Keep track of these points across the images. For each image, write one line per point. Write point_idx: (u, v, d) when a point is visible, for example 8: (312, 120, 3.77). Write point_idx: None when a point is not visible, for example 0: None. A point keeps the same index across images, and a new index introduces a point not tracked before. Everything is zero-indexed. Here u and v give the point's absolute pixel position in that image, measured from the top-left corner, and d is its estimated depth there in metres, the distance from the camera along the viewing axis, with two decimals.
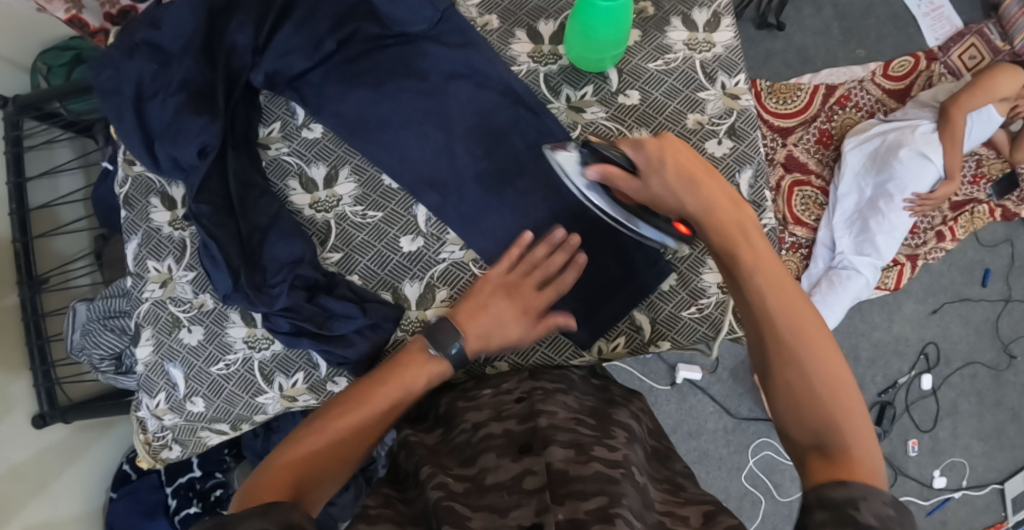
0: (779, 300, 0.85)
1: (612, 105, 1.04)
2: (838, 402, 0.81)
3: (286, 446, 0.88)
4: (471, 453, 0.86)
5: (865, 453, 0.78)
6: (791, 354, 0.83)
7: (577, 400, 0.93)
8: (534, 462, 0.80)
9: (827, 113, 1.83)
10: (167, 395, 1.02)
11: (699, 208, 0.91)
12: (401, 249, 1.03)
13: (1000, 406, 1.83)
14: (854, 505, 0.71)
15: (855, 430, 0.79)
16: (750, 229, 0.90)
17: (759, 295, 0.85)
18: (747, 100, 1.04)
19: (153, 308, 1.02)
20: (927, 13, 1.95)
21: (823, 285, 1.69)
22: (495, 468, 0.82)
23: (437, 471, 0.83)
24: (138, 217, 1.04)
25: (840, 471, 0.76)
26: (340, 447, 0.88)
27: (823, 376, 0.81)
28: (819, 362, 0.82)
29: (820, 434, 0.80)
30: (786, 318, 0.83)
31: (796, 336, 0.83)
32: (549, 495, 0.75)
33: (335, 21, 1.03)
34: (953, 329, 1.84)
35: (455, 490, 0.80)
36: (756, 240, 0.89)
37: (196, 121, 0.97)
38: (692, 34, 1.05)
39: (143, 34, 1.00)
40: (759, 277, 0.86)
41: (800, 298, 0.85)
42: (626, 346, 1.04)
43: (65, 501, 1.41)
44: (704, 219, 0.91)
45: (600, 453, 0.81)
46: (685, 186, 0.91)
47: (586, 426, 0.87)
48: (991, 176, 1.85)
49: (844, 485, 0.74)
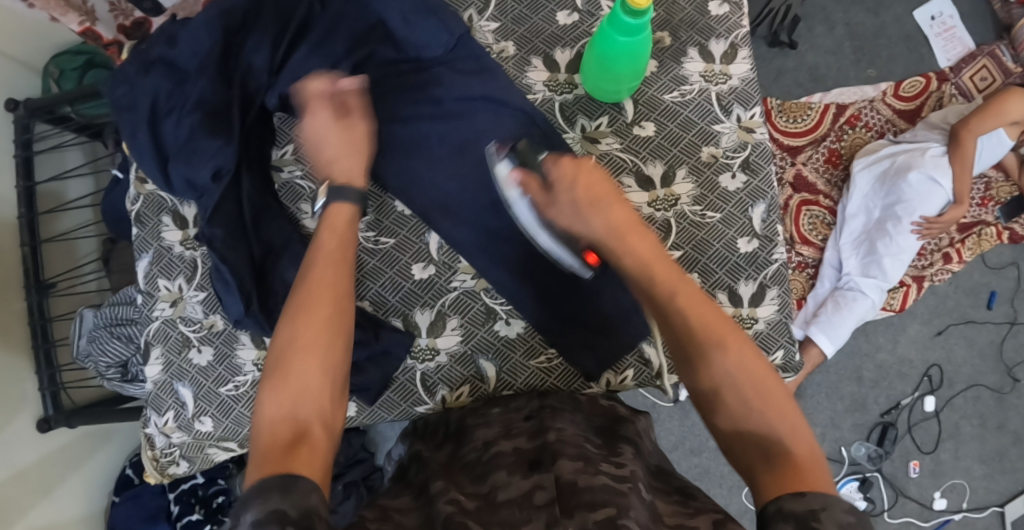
0: (691, 314, 0.86)
1: (627, 136, 1.04)
2: (773, 414, 0.80)
3: (268, 366, 0.83)
4: (483, 471, 0.86)
5: (811, 458, 0.77)
6: (715, 364, 0.83)
7: (585, 419, 0.94)
8: (544, 478, 0.80)
9: (837, 132, 1.83)
10: (175, 414, 1.02)
11: (605, 228, 0.92)
12: (413, 277, 1.03)
13: (1002, 429, 1.83)
14: (816, 517, 0.69)
15: (797, 434, 0.79)
16: (656, 248, 0.91)
17: (671, 306, 0.87)
18: (762, 134, 1.04)
19: (163, 327, 1.02)
20: (938, 34, 1.94)
21: (829, 307, 1.69)
22: (506, 485, 0.81)
23: (449, 487, 0.83)
24: (150, 236, 1.04)
25: (798, 482, 0.74)
26: (320, 363, 0.83)
27: (755, 390, 0.81)
28: (738, 369, 0.82)
29: (764, 445, 0.79)
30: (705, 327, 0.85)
31: (709, 340, 0.84)
32: (560, 508, 0.75)
33: (353, 42, 1.03)
34: (957, 351, 1.84)
35: (467, 506, 0.79)
36: (662, 257, 0.91)
37: (212, 142, 0.98)
38: (708, 66, 1.05)
39: (158, 51, 1.00)
40: (672, 291, 0.87)
41: (709, 305, 0.86)
42: (635, 379, 1.04)
43: (68, 503, 1.41)
44: (613, 241, 0.92)
45: (607, 468, 0.81)
46: (588, 206, 0.92)
47: (593, 444, 0.88)
48: (999, 198, 1.85)
49: (802, 497, 0.71)
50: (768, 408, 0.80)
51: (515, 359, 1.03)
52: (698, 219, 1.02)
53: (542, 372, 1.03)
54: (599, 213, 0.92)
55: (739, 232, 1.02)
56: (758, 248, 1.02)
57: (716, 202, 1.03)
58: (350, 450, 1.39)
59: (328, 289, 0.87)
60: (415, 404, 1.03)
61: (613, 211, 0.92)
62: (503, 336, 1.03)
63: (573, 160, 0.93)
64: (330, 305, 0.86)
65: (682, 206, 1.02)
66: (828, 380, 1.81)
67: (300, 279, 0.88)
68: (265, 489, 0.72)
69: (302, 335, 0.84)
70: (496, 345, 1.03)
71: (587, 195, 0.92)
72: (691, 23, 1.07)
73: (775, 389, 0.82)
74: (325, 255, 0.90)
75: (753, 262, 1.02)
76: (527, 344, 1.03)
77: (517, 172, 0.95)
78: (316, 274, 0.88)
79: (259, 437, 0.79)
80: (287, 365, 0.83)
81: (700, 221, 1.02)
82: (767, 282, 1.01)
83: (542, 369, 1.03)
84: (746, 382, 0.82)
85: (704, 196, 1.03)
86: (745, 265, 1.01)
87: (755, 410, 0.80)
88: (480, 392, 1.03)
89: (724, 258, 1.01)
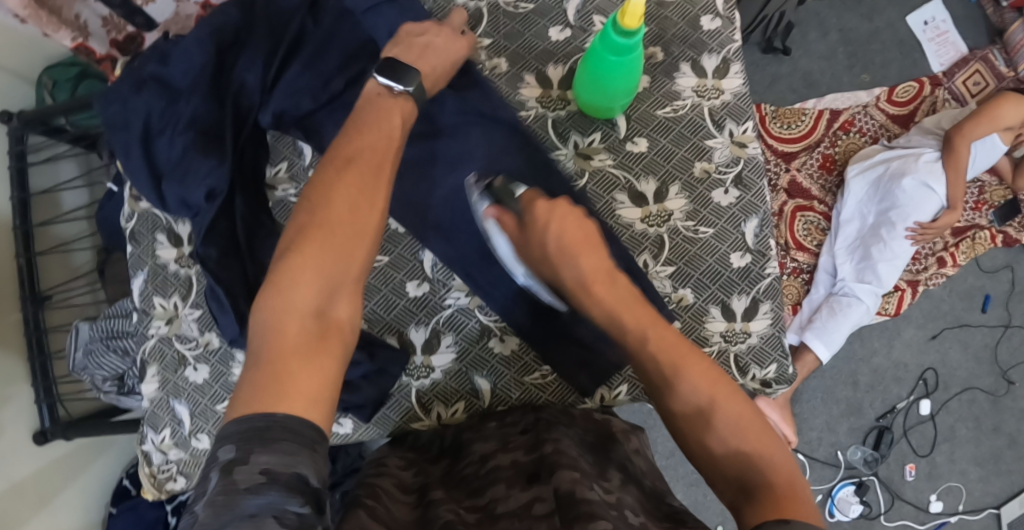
0: (664, 357, 0.88)
1: (620, 152, 1.04)
2: (755, 450, 0.81)
3: (298, 243, 0.84)
4: (481, 484, 0.86)
5: (793, 488, 0.77)
6: (692, 406, 0.85)
7: (578, 434, 0.94)
8: (543, 490, 0.81)
9: (831, 138, 1.84)
10: (172, 431, 1.03)
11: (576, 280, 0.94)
12: (407, 295, 1.04)
13: (998, 431, 1.84)
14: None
15: (780, 468, 0.80)
16: (628, 296, 0.93)
17: (644, 351, 0.90)
18: (755, 148, 1.05)
19: (159, 345, 1.03)
20: (932, 39, 1.94)
21: (824, 312, 1.69)
22: (505, 498, 0.82)
23: (448, 499, 0.84)
24: (144, 254, 1.04)
25: (782, 511, 0.74)
26: (348, 260, 0.85)
27: (734, 429, 0.83)
28: (718, 406, 0.84)
29: (745, 481, 0.80)
30: (679, 372, 0.87)
31: (685, 381, 0.86)
32: (559, 519, 0.76)
33: (345, 60, 1.05)
34: (952, 355, 1.85)
35: (466, 521, 0.80)
36: (635, 304, 0.93)
37: (205, 162, 0.99)
38: (701, 80, 1.06)
39: (150, 69, 1.00)
40: (645, 335, 0.90)
41: (684, 345, 0.88)
42: (629, 394, 1.05)
43: (65, 515, 1.41)
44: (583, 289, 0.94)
45: (599, 489, 0.81)
46: (561, 256, 0.94)
47: (586, 459, 0.88)
48: (993, 202, 1.85)
49: (786, 524, 0.71)
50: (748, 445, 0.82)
51: (509, 376, 1.03)
52: (691, 234, 1.03)
53: (537, 388, 1.03)
54: (568, 265, 0.94)
55: (732, 246, 1.02)
56: (751, 263, 1.02)
57: (709, 217, 1.03)
58: (348, 459, 1.35)
59: (370, 183, 0.89)
60: (411, 421, 1.03)
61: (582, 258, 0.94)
62: (498, 353, 1.04)
63: (546, 204, 0.95)
64: (369, 201, 0.88)
65: (675, 221, 1.03)
66: (824, 385, 1.81)
67: (346, 163, 0.90)
68: (292, 428, 0.72)
69: (336, 224, 0.86)
70: (491, 362, 1.03)
71: (560, 245, 0.94)
72: (684, 37, 1.07)
73: (756, 424, 0.83)
74: (369, 146, 0.91)
75: (746, 277, 1.02)
76: (522, 361, 1.04)
77: (492, 211, 0.96)
78: (358, 166, 0.90)
79: (282, 320, 0.80)
80: (321, 244, 0.85)
81: (692, 236, 1.03)
82: (760, 296, 1.02)
83: (536, 385, 1.04)
84: (725, 419, 0.84)
85: (697, 211, 1.03)
86: (737, 280, 1.02)
87: (739, 446, 0.82)
88: (475, 409, 1.03)
89: (717, 273, 1.02)
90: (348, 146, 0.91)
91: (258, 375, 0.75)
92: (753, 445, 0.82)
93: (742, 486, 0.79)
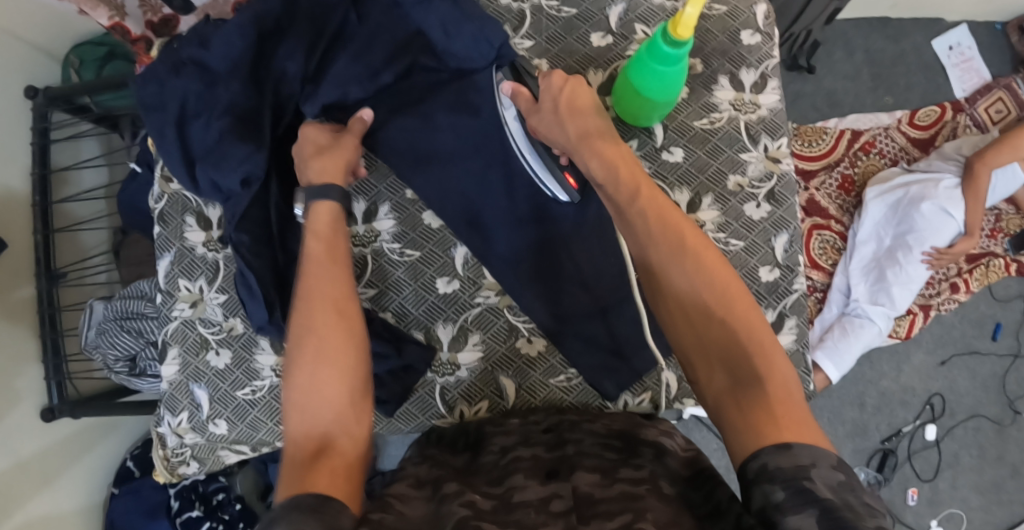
0: (657, 221, 0.89)
1: (655, 161, 1.04)
2: (743, 332, 0.82)
3: (287, 381, 0.84)
4: (499, 475, 0.85)
5: (783, 389, 0.78)
6: (679, 267, 0.86)
7: (603, 426, 0.94)
8: (561, 488, 0.80)
9: (851, 158, 1.84)
10: (189, 415, 1.02)
11: (579, 134, 0.96)
12: (437, 291, 1.04)
13: (1001, 461, 1.84)
14: (806, 475, 0.70)
15: (767, 357, 0.80)
16: (629, 159, 0.95)
17: (637, 210, 0.90)
18: (787, 164, 1.05)
19: (182, 327, 1.03)
20: (957, 64, 1.94)
21: (836, 332, 1.69)
22: (523, 488, 0.81)
23: (464, 488, 0.81)
24: (172, 235, 1.04)
25: (773, 421, 0.75)
26: (331, 369, 0.84)
27: (724, 309, 0.83)
28: (701, 273, 0.85)
29: (730, 362, 0.81)
30: (670, 235, 0.88)
31: (673, 246, 0.87)
32: (576, 518, 0.75)
33: (391, 55, 1.04)
34: (960, 382, 1.85)
35: (482, 508, 0.77)
36: (632, 165, 0.94)
37: (241, 148, 0.98)
38: (738, 95, 1.06)
39: (189, 52, 1.00)
40: (637, 195, 0.91)
41: (676, 210, 0.89)
42: (651, 403, 1.04)
43: (70, 494, 1.40)
44: (584, 146, 0.96)
45: (625, 474, 0.81)
46: (569, 117, 0.97)
47: (612, 450, 0.88)
48: (1009, 230, 1.86)
49: (789, 450, 0.72)
50: (734, 324, 0.82)
51: (534, 377, 1.03)
52: (722, 246, 1.02)
53: (561, 391, 1.03)
54: (577, 121, 0.96)
55: (761, 260, 1.02)
56: (779, 277, 1.02)
57: (740, 230, 1.03)
58: None
59: (325, 294, 0.88)
60: (433, 417, 1.03)
61: (585, 120, 0.97)
62: (524, 354, 1.03)
63: (563, 75, 1.00)
64: (328, 311, 0.87)
65: (707, 232, 1.02)
66: (830, 405, 1.81)
67: (298, 286, 0.89)
68: (298, 512, 0.71)
69: (306, 340, 0.85)
70: (516, 362, 1.03)
71: (571, 105, 0.97)
72: (723, 51, 1.07)
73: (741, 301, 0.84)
74: (317, 260, 0.91)
75: (774, 291, 1.02)
76: (547, 364, 1.03)
77: (511, 79, 0.99)
78: (316, 280, 0.89)
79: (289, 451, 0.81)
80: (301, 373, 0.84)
81: (723, 248, 1.02)
82: (786, 311, 1.02)
83: (560, 388, 1.03)
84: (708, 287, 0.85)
85: (728, 224, 1.03)
86: (765, 294, 1.02)
87: (719, 317, 0.83)
88: (499, 408, 1.03)
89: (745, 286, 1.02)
90: (305, 273, 0.90)
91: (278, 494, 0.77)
92: (735, 319, 0.83)
93: (728, 365, 0.81)
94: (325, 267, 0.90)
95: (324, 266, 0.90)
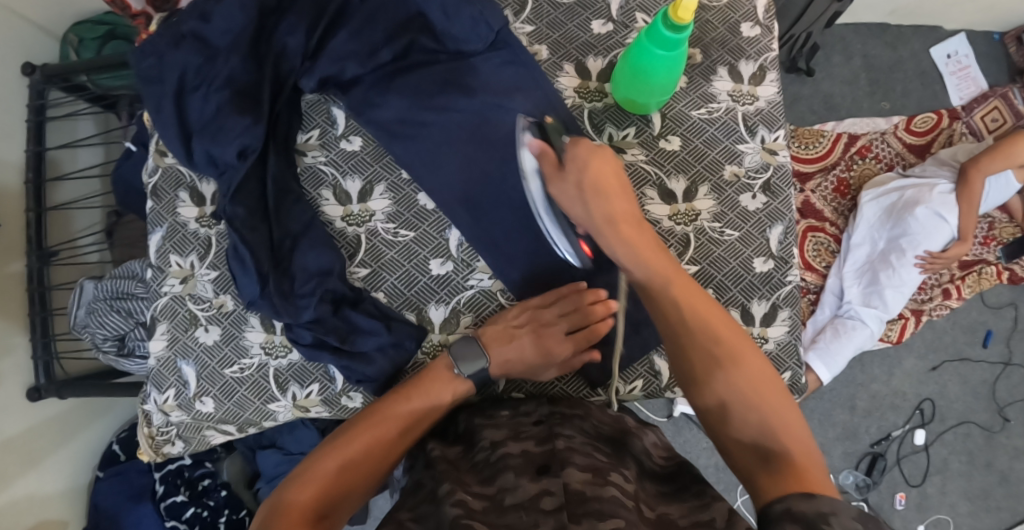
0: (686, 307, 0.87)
1: (652, 149, 1.05)
2: (769, 407, 0.81)
3: (342, 433, 0.92)
4: (490, 472, 0.83)
5: (808, 459, 0.78)
6: (711, 355, 0.85)
7: (594, 427, 0.92)
8: (552, 484, 0.78)
9: (847, 162, 1.83)
10: (176, 392, 1.03)
11: (603, 217, 0.93)
12: (430, 272, 1.05)
13: (990, 467, 1.84)
14: (824, 520, 0.68)
15: (793, 433, 0.80)
16: (654, 243, 0.93)
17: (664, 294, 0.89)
18: (784, 156, 1.06)
19: (171, 303, 1.03)
20: (954, 72, 1.94)
21: (828, 333, 1.69)
22: (513, 488, 0.79)
23: (456, 487, 0.80)
24: (165, 210, 1.05)
25: (802, 481, 0.75)
26: (371, 450, 0.91)
27: (746, 381, 0.82)
28: (742, 356, 0.84)
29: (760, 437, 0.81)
30: (700, 318, 0.87)
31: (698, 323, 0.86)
32: (567, 515, 0.74)
33: (391, 32, 1.04)
34: (951, 388, 1.85)
35: (472, 508, 0.77)
36: (659, 251, 0.92)
37: (240, 121, 0.99)
38: (737, 85, 1.06)
39: (190, 26, 0.99)
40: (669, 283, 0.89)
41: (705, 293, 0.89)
42: (643, 390, 1.06)
43: (54, 476, 1.37)
44: (609, 230, 0.93)
45: (616, 479, 0.80)
46: (592, 194, 0.93)
47: (602, 453, 0.86)
48: (1001, 239, 1.85)
49: (811, 499, 0.71)
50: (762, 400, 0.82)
51: None
52: (716, 235, 1.03)
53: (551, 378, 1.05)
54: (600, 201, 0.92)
55: (756, 251, 1.03)
56: (773, 269, 1.03)
57: (735, 220, 1.04)
58: None
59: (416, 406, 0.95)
60: None
61: (613, 201, 0.93)
62: None
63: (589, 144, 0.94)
64: (406, 412, 0.94)
65: (702, 222, 1.03)
66: (821, 407, 1.81)
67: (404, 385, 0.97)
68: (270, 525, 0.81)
69: (379, 418, 0.93)
70: None
71: (595, 179, 0.93)
72: (723, 42, 1.07)
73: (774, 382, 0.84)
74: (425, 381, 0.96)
75: (768, 282, 1.03)
76: None
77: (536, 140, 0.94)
78: (417, 389, 0.96)
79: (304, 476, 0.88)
80: (359, 435, 0.92)
81: (717, 237, 1.03)
82: (780, 302, 1.03)
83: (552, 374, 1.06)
84: (746, 377, 0.83)
85: (724, 214, 1.04)
86: (759, 285, 1.03)
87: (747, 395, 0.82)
88: (489, 392, 1.05)
89: (740, 276, 1.03)
90: (415, 379, 0.97)
91: (272, 501, 0.86)
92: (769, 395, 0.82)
93: (761, 448, 0.80)
94: (432, 389, 0.96)
95: (434, 388, 0.96)
